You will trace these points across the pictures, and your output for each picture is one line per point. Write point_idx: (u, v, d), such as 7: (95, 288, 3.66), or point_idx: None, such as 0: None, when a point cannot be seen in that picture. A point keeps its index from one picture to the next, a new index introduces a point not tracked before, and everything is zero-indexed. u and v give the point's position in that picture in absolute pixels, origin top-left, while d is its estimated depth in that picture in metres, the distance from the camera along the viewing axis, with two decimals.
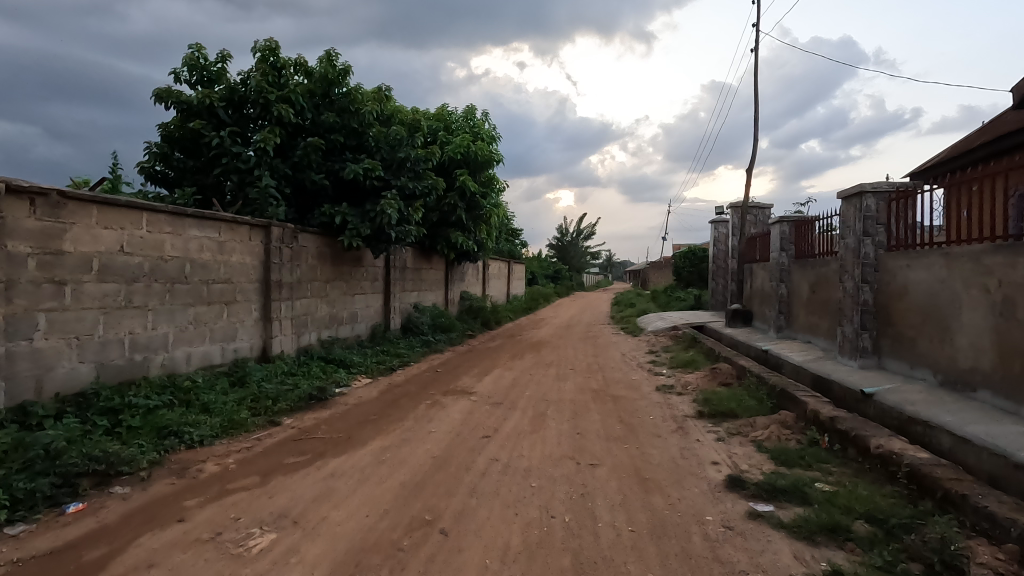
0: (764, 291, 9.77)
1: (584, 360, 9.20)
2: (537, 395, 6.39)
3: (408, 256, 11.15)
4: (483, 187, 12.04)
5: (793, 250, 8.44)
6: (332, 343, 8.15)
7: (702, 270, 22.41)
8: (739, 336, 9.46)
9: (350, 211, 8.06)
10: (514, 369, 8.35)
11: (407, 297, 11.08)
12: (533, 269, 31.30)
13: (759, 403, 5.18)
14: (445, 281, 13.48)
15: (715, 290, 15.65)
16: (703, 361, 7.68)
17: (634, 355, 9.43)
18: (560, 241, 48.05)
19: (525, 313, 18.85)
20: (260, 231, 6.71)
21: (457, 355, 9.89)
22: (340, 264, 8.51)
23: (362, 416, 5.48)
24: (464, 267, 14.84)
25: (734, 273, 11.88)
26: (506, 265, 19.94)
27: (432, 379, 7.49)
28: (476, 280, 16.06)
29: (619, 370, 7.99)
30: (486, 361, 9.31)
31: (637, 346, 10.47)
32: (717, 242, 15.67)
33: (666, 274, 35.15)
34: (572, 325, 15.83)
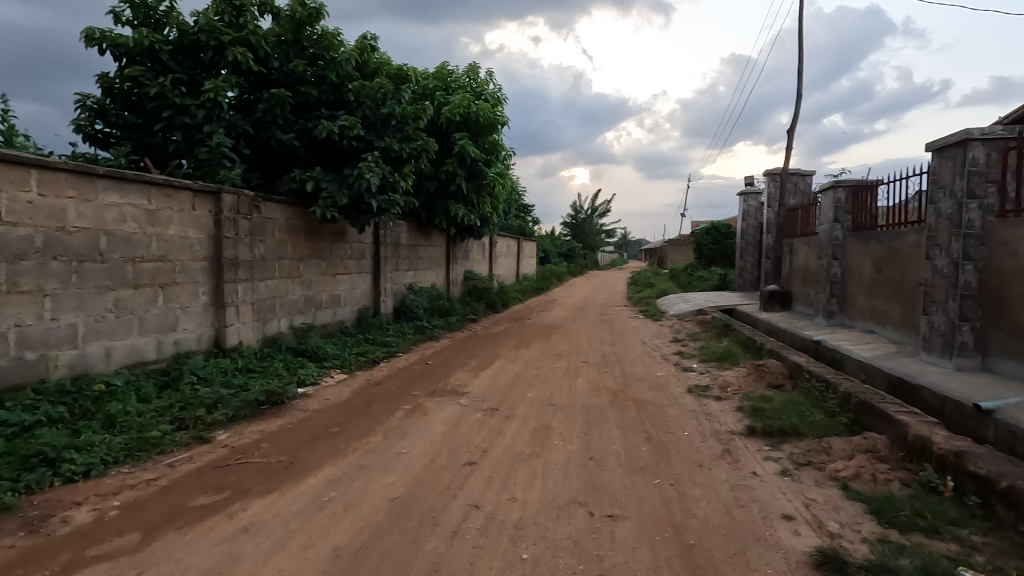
0: (809, 270, 8.43)
1: (599, 349, 8.02)
2: (541, 398, 5.23)
3: (401, 231, 9.97)
4: (485, 154, 10.76)
5: (849, 221, 7.09)
6: (307, 331, 7.04)
7: (726, 248, 20.94)
8: (778, 322, 8.17)
9: (325, 176, 6.87)
10: (518, 361, 7.21)
11: (401, 278, 9.94)
12: (546, 247, 30.00)
13: (830, 418, 3.95)
14: (446, 260, 12.30)
15: (743, 269, 14.29)
16: (742, 354, 6.43)
17: (657, 343, 8.22)
18: (574, 219, 46.51)
19: (535, 294, 17.64)
20: (208, 198, 5.56)
21: (456, 342, 8.77)
22: (317, 240, 7.36)
23: (320, 428, 4.37)
24: (468, 245, 13.63)
25: (769, 250, 10.52)
26: (516, 243, 18.70)
27: (420, 374, 6.38)
28: (482, 259, 14.86)
29: (640, 363, 6.80)
30: (487, 350, 8.17)
31: (660, 333, 9.25)
32: (746, 216, 14.25)
33: (685, 252, 33.60)
34: (586, 307, 14.60)
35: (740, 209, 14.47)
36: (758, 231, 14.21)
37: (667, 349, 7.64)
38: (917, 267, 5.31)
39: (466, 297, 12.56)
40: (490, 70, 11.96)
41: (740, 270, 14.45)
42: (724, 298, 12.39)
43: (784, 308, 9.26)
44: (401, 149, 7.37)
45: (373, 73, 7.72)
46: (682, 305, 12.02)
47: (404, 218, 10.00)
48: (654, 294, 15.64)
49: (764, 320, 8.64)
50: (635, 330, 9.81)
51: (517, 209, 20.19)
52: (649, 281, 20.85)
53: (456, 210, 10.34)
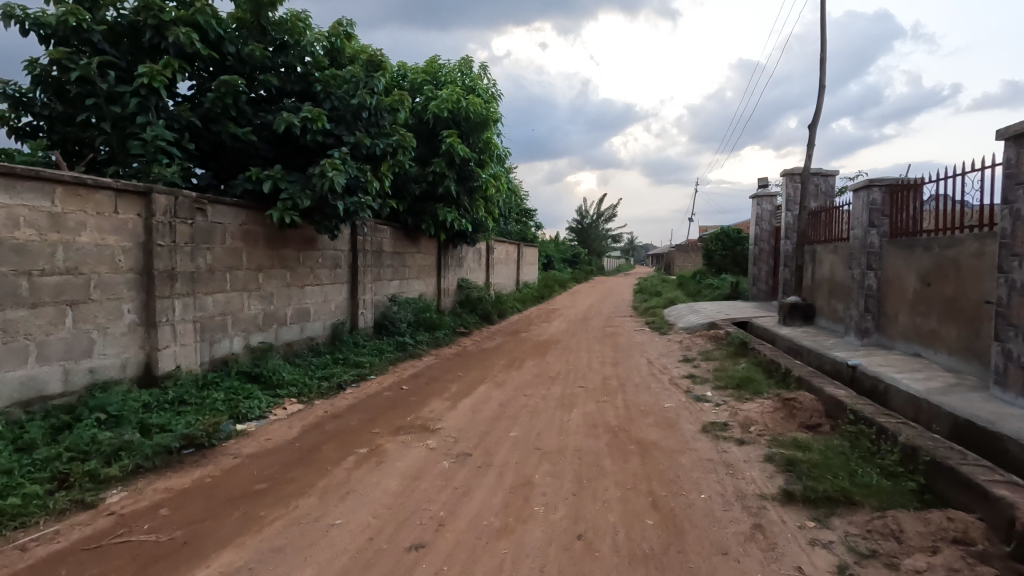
0: (836, 281, 7.51)
1: (600, 369, 7.13)
2: (525, 439, 4.35)
3: (384, 238, 9.14)
4: (477, 154, 9.93)
5: (887, 227, 6.13)
6: (265, 351, 6.20)
7: (737, 254, 20.01)
8: (801, 339, 7.24)
9: (285, 175, 6.05)
10: (507, 385, 6.35)
11: (384, 288, 9.11)
12: (549, 253, 29.19)
13: (891, 481, 3.04)
14: (436, 268, 11.46)
15: (757, 276, 13.36)
16: (763, 380, 5.52)
17: (664, 363, 7.32)
18: (579, 224, 45.66)
19: (535, 302, 16.76)
20: (136, 199, 4.74)
21: (440, 360, 7.92)
22: (279, 248, 6.53)
23: (244, 485, 3.50)
24: (462, 252, 12.79)
25: (788, 258, 9.60)
26: (515, 249, 17.85)
27: (391, 404, 5.54)
28: (478, 266, 14.01)
29: (645, 390, 5.90)
30: (474, 370, 7.32)
31: (668, 349, 8.34)
32: (760, 221, 13.33)
33: (693, 258, 32.64)
34: (588, 318, 13.70)
35: (754, 212, 13.55)
36: (772, 236, 13.29)
37: (677, 371, 6.72)
38: (983, 281, 4.39)
39: (458, 307, 11.70)
40: (485, 65, 11.13)
41: (753, 278, 13.52)
42: (737, 309, 11.46)
43: (806, 323, 8.34)
44: (374, 146, 6.55)
45: (346, 61, 6.90)
46: (691, 317, 11.12)
47: (387, 223, 9.16)
48: (662, 304, 14.73)
49: (784, 337, 7.72)
50: (640, 346, 8.92)
51: (516, 213, 19.36)
52: (655, 289, 19.93)
53: (445, 214, 9.52)
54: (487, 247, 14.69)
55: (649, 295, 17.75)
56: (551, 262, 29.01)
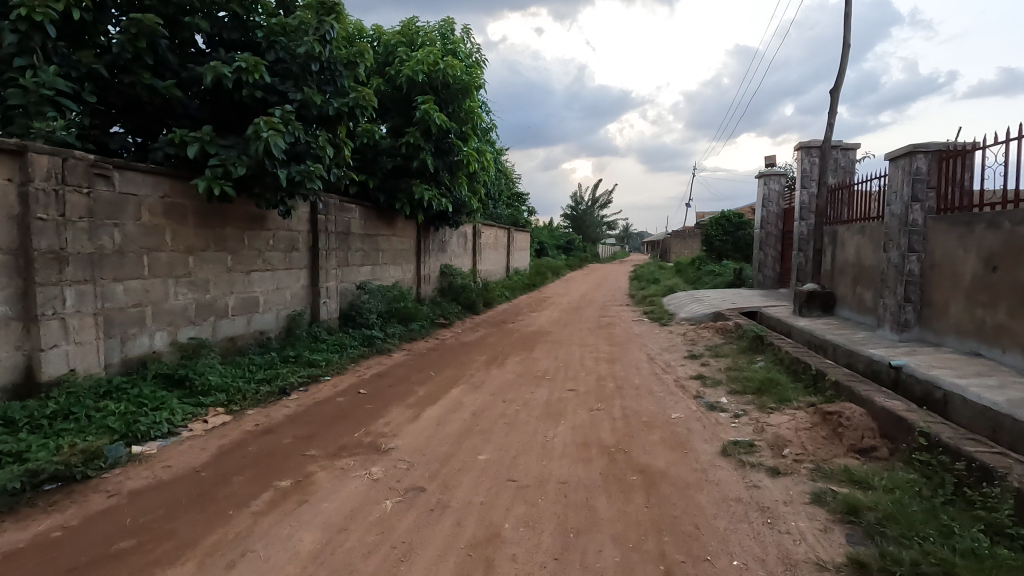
0: (863, 266, 6.58)
1: (593, 367, 6.21)
2: (497, 465, 3.41)
3: (353, 218, 8.14)
4: (457, 124, 8.91)
5: (934, 201, 5.17)
6: (198, 349, 5.23)
7: (737, 239, 19.14)
8: (824, 333, 6.32)
9: (217, 137, 5.03)
10: (485, 387, 5.42)
11: (352, 274, 8.13)
12: (542, 239, 28.22)
13: (1011, 552, 2.14)
14: (415, 252, 10.47)
15: (762, 262, 12.47)
16: (789, 385, 4.61)
17: (667, 360, 6.40)
18: (573, 210, 44.66)
19: (525, 290, 15.82)
20: (6, 160, 3.73)
21: (412, 356, 6.97)
22: (214, 227, 5.52)
23: (104, 542, 2.56)
24: (445, 235, 11.81)
25: (801, 241, 8.67)
26: (505, 234, 16.87)
27: (342, 413, 4.59)
28: (463, 252, 13.04)
29: (646, 394, 4.98)
30: (450, 367, 6.39)
31: (671, 343, 7.41)
32: (766, 203, 12.39)
33: (691, 245, 31.81)
34: (581, 306, 12.78)
35: (759, 193, 12.62)
36: (779, 219, 12.37)
37: (683, 371, 5.80)
38: None
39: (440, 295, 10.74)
40: (467, 27, 10.02)
41: (758, 264, 12.63)
42: (742, 297, 10.56)
43: (824, 313, 7.43)
44: (326, 105, 5.53)
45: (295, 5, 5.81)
46: (694, 305, 10.21)
47: (356, 200, 8.15)
48: (660, 291, 13.83)
49: (802, 329, 6.81)
50: (638, 339, 8.00)
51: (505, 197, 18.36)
52: (652, 276, 19.00)
53: (420, 191, 8.50)
54: (473, 231, 13.72)
55: (645, 282, 16.85)
56: (544, 248, 28.04)
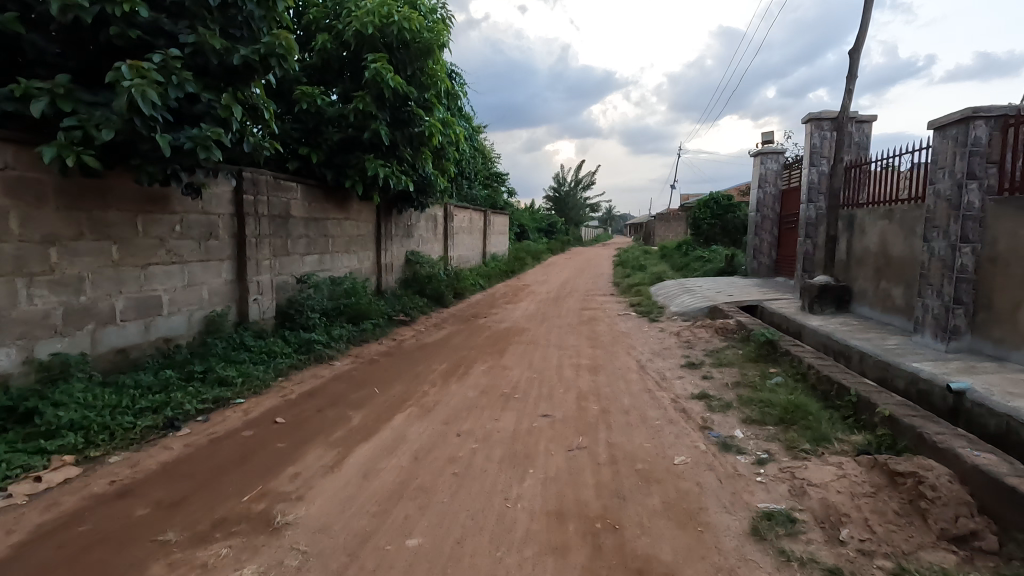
0: (890, 257, 5.59)
1: (573, 379, 5.17)
2: (431, 562, 2.34)
3: (292, 198, 6.91)
4: (416, 90, 7.66)
5: (997, 180, 4.15)
6: (63, 367, 4.04)
7: (726, 223, 18.21)
8: (846, 337, 5.35)
9: (76, 89, 3.78)
10: (437, 411, 4.34)
11: (292, 265, 6.94)
12: (523, 221, 27.06)
13: None
14: (374, 238, 9.26)
15: (757, 248, 11.52)
16: (822, 415, 3.60)
17: (660, 369, 5.38)
18: (556, 192, 43.46)
19: (502, 278, 14.72)
20: None
21: (359, 364, 5.85)
22: (87, 209, 4.29)
23: None
24: (410, 218, 10.61)
25: (808, 225, 7.67)
26: (481, 216, 15.69)
27: (240, 458, 3.47)
28: (432, 237, 11.85)
29: (638, 424, 3.94)
30: (401, 379, 5.29)
31: (664, 345, 6.39)
32: (762, 183, 11.39)
33: (677, 228, 30.94)
34: (561, 296, 11.73)
35: (755, 173, 11.61)
36: (776, 200, 11.39)
37: (681, 386, 4.77)
38: None
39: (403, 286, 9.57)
40: None
41: (752, 250, 11.68)
42: (737, 288, 9.60)
43: (838, 310, 6.47)
44: (231, 53, 4.27)
45: None
46: (684, 297, 9.21)
47: (296, 177, 6.93)
48: (646, 279, 12.83)
49: (817, 330, 5.82)
50: (625, 339, 6.98)
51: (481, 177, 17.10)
52: (638, 261, 18.01)
53: (373, 167, 7.28)
54: (443, 214, 12.52)
55: (630, 268, 15.86)
56: (525, 231, 26.88)
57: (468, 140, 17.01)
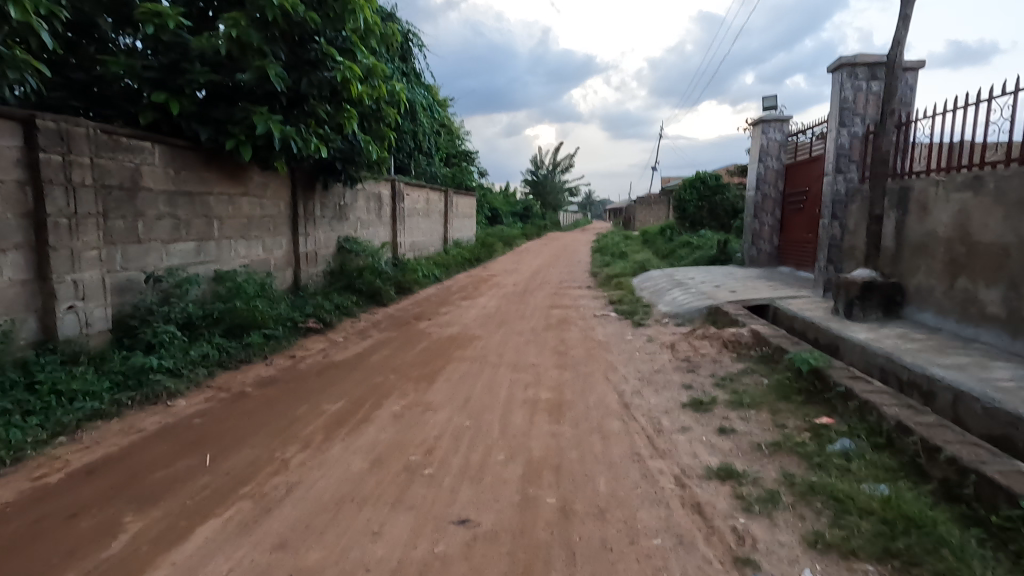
0: (975, 245, 3.95)
1: (521, 431, 3.41)
2: None
3: (144, 163, 4.98)
4: (325, 22, 5.73)
5: None
6: None
7: (713, 205, 16.64)
8: (919, 361, 3.69)
9: None
10: (282, 513, 2.54)
11: (147, 256, 5.02)
12: (496, 205, 25.19)
13: None
14: (289, 220, 7.33)
15: (756, 233, 9.89)
16: (966, 550, 1.92)
17: (652, 412, 3.65)
18: (533, 175, 41.57)
19: (464, 268, 12.88)
20: None
21: (216, 403, 4.00)
22: None
23: None
24: (343, 197, 8.68)
25: (835, 203, 6.02)
26: (441, 197, 13.77)
27: None
28: (375, 219, 9.95)
29: (620, 549, 2.20)
30: (261, 434, 3.47)
31: (654, 367, 4.67)
32: (764, 157, 9.70)
33: (659, 212, 29.40)
34: (528, 290, 9.96)
35: (755, 145, 9.91)
36: (779, 177, 9.74)
37: (687, 449, 3.04)
38: None
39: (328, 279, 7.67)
40: None
41: (750, 235, 10.05)
42: (738, 281, 7.93)
43: (885, 316, 4.83)
44: None
45: None
46: (676, 293, 7.54)
47: (149, 135, 5.00)
48: (627, 269, 11.11)
49: (868, 346, 4.16)
50: (602, 353, 5.25)
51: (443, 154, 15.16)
52: (618, 248, 16.31)
53: (262, 123, 5.39)
54: (390, 193, 10.60)
55: (608, 256, 14.17)
56: (497, 215, 25.03)
57: (428, 111, 15.01)
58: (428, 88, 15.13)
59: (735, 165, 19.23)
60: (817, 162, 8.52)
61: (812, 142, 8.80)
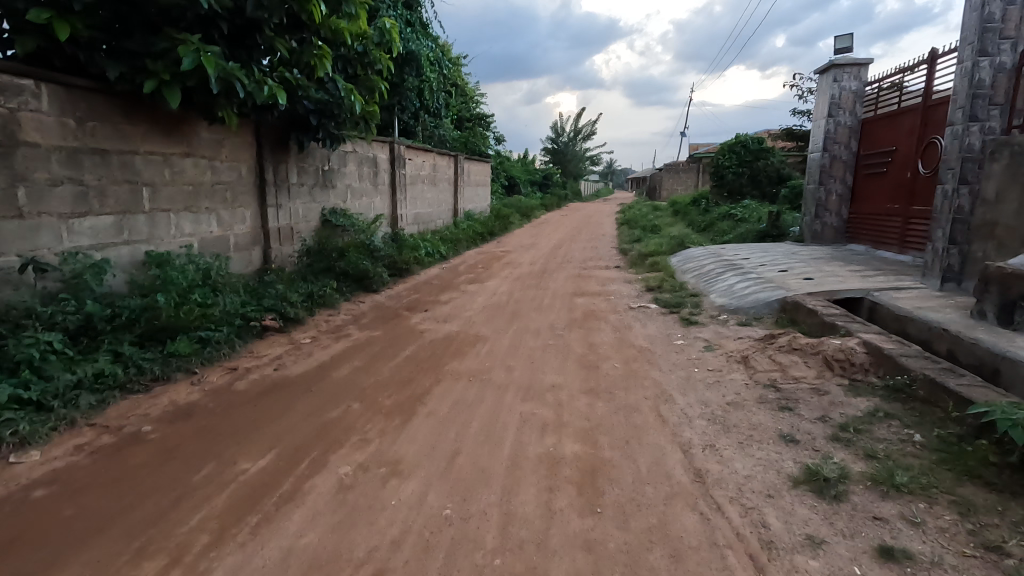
0: None
1: (534, 534, 2.07)
2: None
3: (21, 109, 3.63)
4: None
5: None
6: None
7: (755, 170, 14.88)
8: None
9: None
10: None
11: (35, 236, 3.73)
12: (513, 173, 23.59)
13: None
14: (254, 188, 5.99)
15: (819, 203, 8.25)
16: None
17: (744, 494, 2.28)
18: (553, 142, 39.61)
19: (475, 243, 11.50)
20: None
21: (87, 456, 2.73)
22: None
23: None
24: (325, 160, 7.30)
25: (965, 162, 4.42)
26: (450, 163, 12.30)
27: None
28: (369, 188, 8.56)
29: None
30: (119, 527, 2.18)
31: (726, 397, 3.26)
32: (834, 110, 7.97)
33: (688, 180, 27.49)
34: (547, 270, 8.55)
35: (823, 96, 8.17)
36: (853, 135, 8.00)
37: None
38: None
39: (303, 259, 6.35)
40: None
41: (813, 206, 8.40)
42: (807, 264, 6.41)
43: None
44: None
45: None
46: (731, 278, 6.09)
47: (31, 70, 3.65)
48: (662, 245, 9.59)
49: None
50: (646, 370, 3.86)
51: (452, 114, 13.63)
52: (647, 220, 14.73)
53: (189, 57, 4.00)
54: (387, 157, 9.17)
55: (637, 229, 12.62)
56: (515, 184, 23.48)
57: (437, 66, 13.39)
58: (437, 40, 13.51)
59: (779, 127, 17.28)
60: (907, 114, 6.80)
61: (900, 90, 7.05)
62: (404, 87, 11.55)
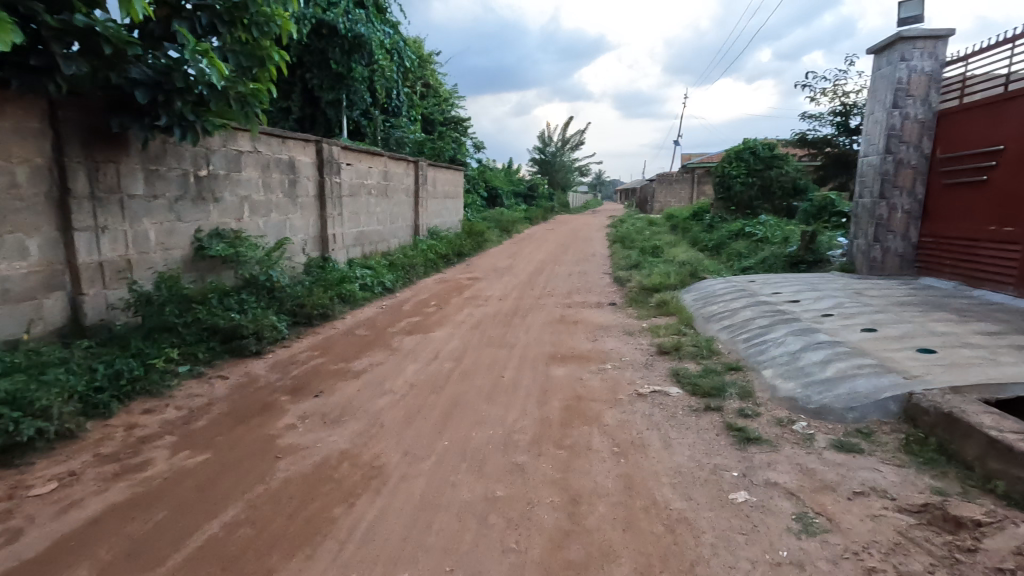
0: None
1: None
2: None
3: None
4: None
5: None
6: None
7: (767, 181, 12.99)
8: None
9: None
10: None
11: None
12: (496, 184, 21.63)
13: None
14: (49, 202, 3.82)
15: (879, 223, 6.23)
16: None
17: None
18: (541, 152, 37.86)
19: (438, 269, 9.41)
20: None
21: None
22: None
23: None
24: (197, 161, 5.12)
25: None
26: (410, 170, 10.23)
27: None
28: (280, 200, 6.40)
29: None
30: None
31: None
32: (900, 99, 5.99)
33: (683, 193, 25.76)
34: (520, 310, 6.45)
35: (884, 81, 6.19)
36: (926, 134, 6.00)
37: None
38: None
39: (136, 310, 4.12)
40: None
41: (869, 226, 6.39)
42: (894, 316, 4.32)
43: None
44: None
45: None
46: (790, 342, 3.97)
47: None
48: (669, 273, 7.50)
49: None
50: None
51: (405, 112, 11.84)
52: (643, 238, 12.74)
53: None
54: (312, 161, 7.02)
55: (634, 250, 10.58)
56: (497, 196, 21.52)
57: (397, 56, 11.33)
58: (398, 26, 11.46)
59: (791, 135, 15.44)
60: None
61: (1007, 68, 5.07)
62: (352, 78, 9.93)
